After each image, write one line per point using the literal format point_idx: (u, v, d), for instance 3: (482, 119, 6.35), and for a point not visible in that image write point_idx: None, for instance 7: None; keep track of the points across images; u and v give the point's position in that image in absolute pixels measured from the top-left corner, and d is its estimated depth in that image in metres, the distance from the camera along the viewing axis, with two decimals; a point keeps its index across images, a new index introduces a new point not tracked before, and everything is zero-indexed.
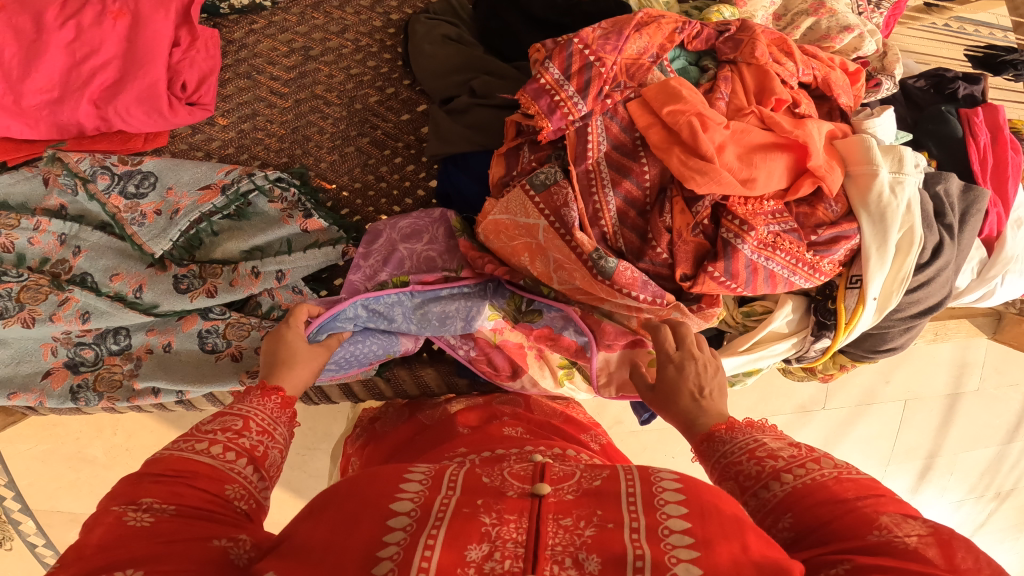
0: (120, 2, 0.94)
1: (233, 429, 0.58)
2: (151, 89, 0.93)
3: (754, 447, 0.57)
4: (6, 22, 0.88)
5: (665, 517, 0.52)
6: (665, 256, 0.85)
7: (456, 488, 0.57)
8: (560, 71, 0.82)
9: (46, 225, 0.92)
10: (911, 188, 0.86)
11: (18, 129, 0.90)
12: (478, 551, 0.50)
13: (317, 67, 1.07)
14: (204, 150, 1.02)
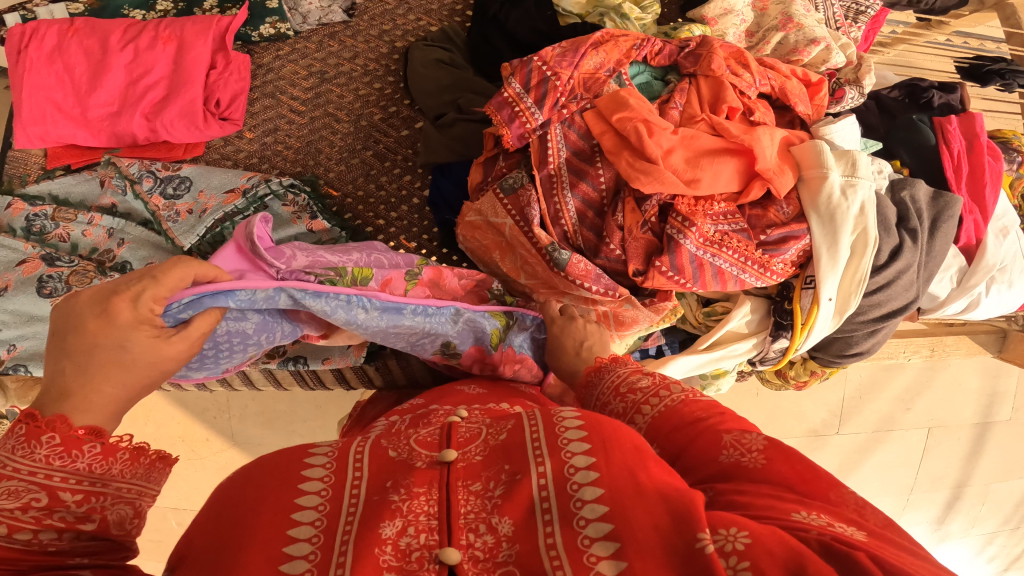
0: (170, 28, 1.01)
1: (38, 502, 0.46)
2: (192, 103, 0.98)
3: (618, 385, 0.68)
4: (79, 45, 0.98)
5: (569, 457, 0.54)
6: (618, 252, 0.90)
7: (362, 466, 0.58)
8: (521, 85, 0.90)
9: (97, 219, 0.95)
10: (864, 191, 0.87)
11: (84, 139, 0.98)
12: (391, 528, 0.51)
13: (330, 88, 1.11)
14: (232, 160, 1.06)
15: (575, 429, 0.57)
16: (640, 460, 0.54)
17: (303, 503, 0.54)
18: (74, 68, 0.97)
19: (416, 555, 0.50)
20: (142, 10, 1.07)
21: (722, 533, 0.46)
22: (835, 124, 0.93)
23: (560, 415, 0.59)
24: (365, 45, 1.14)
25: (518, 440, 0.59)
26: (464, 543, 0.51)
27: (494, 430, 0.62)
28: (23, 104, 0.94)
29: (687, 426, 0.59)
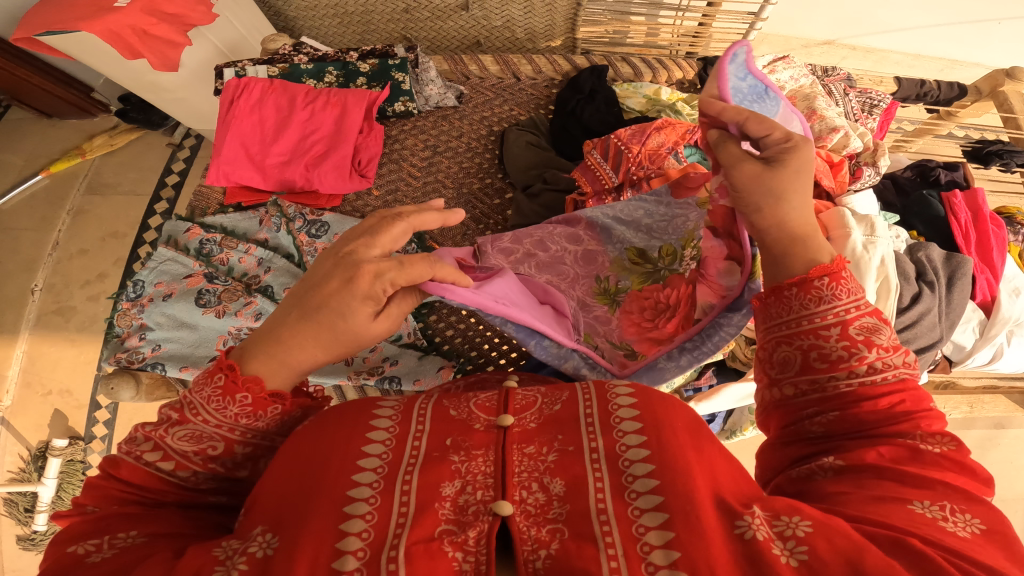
0: (337, 97, 1.31)
1: (206, 448, 0.62)
2: (343, 161, 1.27)
3: (849, 322, 0.61)
4: (274, 103, 1.29)
5: (620, 434, 0.57)
6: None
7: (424, 422, 0.63)
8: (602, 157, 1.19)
9: (252, 250, 1.25)
10: (882, 248, 1.04)
11: (256, 181, 1.27)
12: (451, 487, 0.56)
13: (441, 160, 1.38)
14: (360, 212, 1.31)
15: (627, 405, 0.60)
16: (699, 450, 0.56)
17: (365, 463, 0.58)
18: (265, 120, 1.28)
19: (472, 509, 0.54)
20: (314, 79, 1.38)
21: (787, 520, 0.50)
22: (854, 195, 1.20)
23: (612, 390, 0.62)
24: (471, 131, 1.43)
25: (572, 414, 0.62)
26: (517, 498, 0.55)
27: (549, 400, 0.65)
28: (223, 145, 1.24)
29: (869, 406, 0.59)
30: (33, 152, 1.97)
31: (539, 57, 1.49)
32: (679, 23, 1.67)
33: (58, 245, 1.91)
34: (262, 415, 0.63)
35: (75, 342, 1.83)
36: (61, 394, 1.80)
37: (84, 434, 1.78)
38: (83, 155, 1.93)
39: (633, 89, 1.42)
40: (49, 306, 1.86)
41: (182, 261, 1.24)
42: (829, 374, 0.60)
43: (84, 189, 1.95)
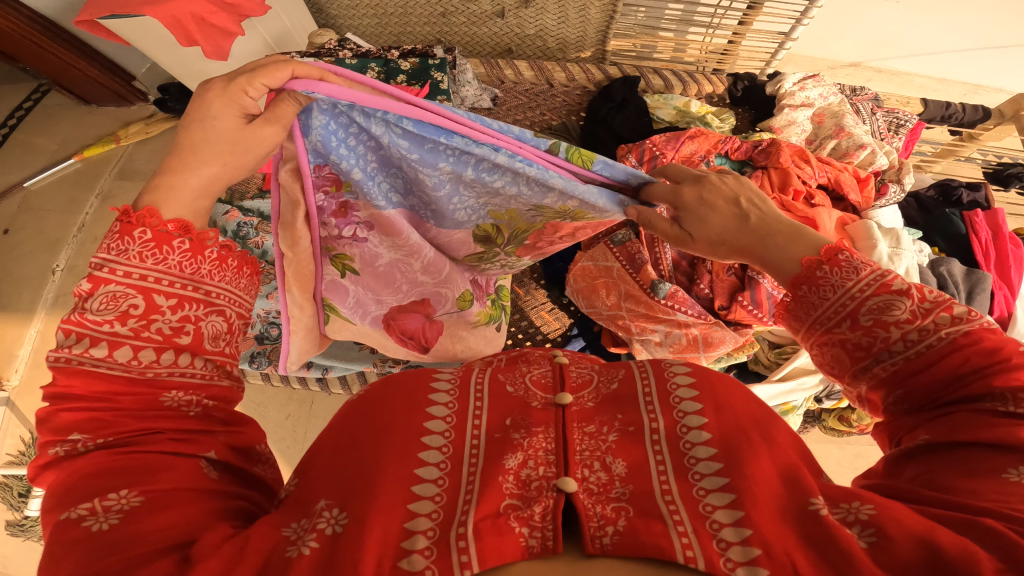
0: None
1: (130, 313, 0.57)
2: None
3: (858, 313, 0.60)
4: None
5: (682, 416, 0.60)
6: (706, 291, 1.12)
7: (483, 398, 0.65)
8: (636, 160, 1.19)
9: None
10: (909, 260, 1.08)
11: None
12: (515, 460, 0.57)
13: None
14: None
15: (685, 386, 0.63)
16: (757, 433, 0.59)
17: (429, 433, 0.61)
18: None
19: (535, 484, 0.56)
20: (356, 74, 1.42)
21: (847, 507, 0.52)
22: (881, 209, 1.23)
23: (670, 369, 0.66)
24: None
25: (630, 393, 0.65)
26: (579, 476, 0.57)
27: (605, 379, 0.69)
28: None
29: (924, 379, 0.57)
30: (68, 135, 1.91)
31: (574, 66, 1.53)
32: (709, 40, 1.73)
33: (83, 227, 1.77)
34: (171, 250, 0.59)
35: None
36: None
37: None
38: (117, 142, 1.83)
39: (664, 101, 1.46)
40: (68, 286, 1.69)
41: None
42: (872, 361, 0.60)
43: (115, 172, 1.84)
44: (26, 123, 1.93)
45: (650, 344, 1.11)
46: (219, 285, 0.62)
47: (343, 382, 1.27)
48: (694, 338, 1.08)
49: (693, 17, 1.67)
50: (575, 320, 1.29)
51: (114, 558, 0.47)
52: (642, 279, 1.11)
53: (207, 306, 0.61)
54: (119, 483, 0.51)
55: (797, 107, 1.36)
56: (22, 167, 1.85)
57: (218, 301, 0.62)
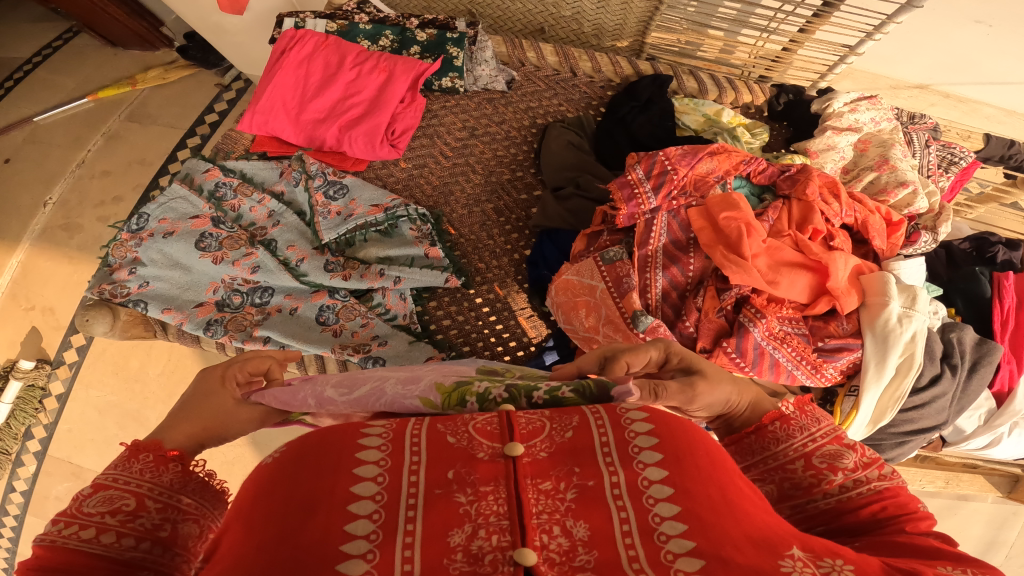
0: (386, 62, 1.25)
1: (123, 509, 0.56)
2: (376, 129, 1.20)
3: (810, 453, 0.65)
4: (323, 57, 1.24)
5: (642, 468, 0.54)
6: (691, 330, 1.01)
7: (418, 447, 0.57)
8: (644, 172, 1.01)
9: (266, 201, 1.19)
10: (918, 323, 1.04)
11: (290, 134, 1.22)
12: (461, 534, 0.50)
13: (477, 143, 1.30)
14: (383, 181, 1.26)
15: (644, 433, 0.57)
16: (717, 485, 0.54)
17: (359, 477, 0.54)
18: (311, 75, 1.23)
19: (487, 558, 0.49)
20: (369, 41, 1.33)
21: (828, 563, 0.51)
22: (904, 261, 1.11)
23: (625, 413, 0.59)
24: (513, 119, 1.33)
25: (586, 443, 0.57)
26: (538, 544, 0.50)
27: (557, 426, 0.60)
28: (264, 94, 1.19)
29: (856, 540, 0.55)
30: (87, 77, 1.80)
31: (602, 55, 1.39)
32: (761, 43, 1.56)
33: (84, 164, 1.70)
34: (165, 468, 0.61)
35: (73, 260, 1.64)
36: (44, 312, 1.63)
37: (53, 358, 1.62)
38: (133, 85, 1.74)
39: (693, 106, 1.31)
40: (58, 220, 1.66)
41: (192, 201, 1.14)
42: (806, 499, 0.64)
43: (125, 114, 1.74)
44: (52, 62, 1.83)
45: None
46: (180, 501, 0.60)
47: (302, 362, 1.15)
48: None
49: (749, 19, 1.49)
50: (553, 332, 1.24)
51: None
52: (625, 307, 1.02)
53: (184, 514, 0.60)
54: None
55: (842, 131, 1.22)
56: (36, 101, 1.77)
57: (196, 509, 0.61)
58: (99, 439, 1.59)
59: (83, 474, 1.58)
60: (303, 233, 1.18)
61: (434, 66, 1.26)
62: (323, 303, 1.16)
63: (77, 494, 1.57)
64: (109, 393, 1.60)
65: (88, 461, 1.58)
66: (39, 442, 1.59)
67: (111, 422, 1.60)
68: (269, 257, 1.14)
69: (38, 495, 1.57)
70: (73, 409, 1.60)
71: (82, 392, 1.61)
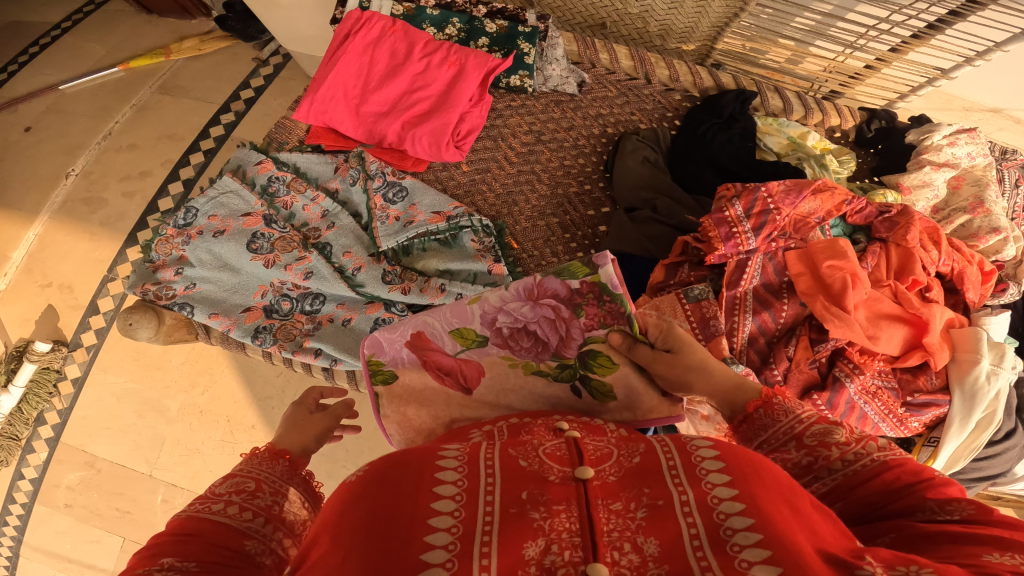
0: (457, 54, 1.12)
1: (246, 489, 0.61)
2: (442, 130, 1.09)
3: (801, 433, 0.57)
4: (390, 44, 1.12)
5: (710, 487, 0.48)
6: (778, 378, 0.97)
7: (494, 471, 0.52)
8: (743, 210, 0.95)
9: (320, 199, 1.10)
10: (1003, 381, 0.98)
11: (348, 127, 1.11)
12: (535, 547, 0.45)
13: (542, 150, 1.19)
14: (443, 184, 1.15)
15: (711, 457, 0.50)
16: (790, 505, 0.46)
17: (439, 505, 0.49)
18: (375, 64, 1.12)
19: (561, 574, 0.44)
20: (434, 28, 1.22)
21: (903, 571, 0.41)
22: (994, 316, 1.05)
23: (692, 442, 0.53)
24: (581, 125, 1.22)
25: (654, 465, 0.52)
26: (609, 561, 0.45)
27: (627, 452, 0.56)
28: (324, 82, 1.08)
29: None
30: (118, 44, 1.68)
31: (681, 63, 1.26)
32: (841, 59, 1.47)
33: (111, 135, 1.60)
34: (276, 461, 0.68)
35: (95, 238, 1.56)
36: (61, 289, 1.54)
37: (70, 340, 1.53)
38: (166, 55, 1.64)
39: (778, 128, 1.21)
40: (79, 194, 1.57)
41: (243, 197, 1.06)
42: (808, 478, 0.55)
43: (156, 86, 1.64)
44: (86, 27, 1.71)
45: (696, 416, 1.03)
46: (290, 490, 0.65)
47: (351, 376, 1.08)
48: None
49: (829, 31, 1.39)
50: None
51: None
52: (713, 352, 0.96)
53: (290, 502, 0.64)
54: (175, 558, 0.52)
55: (939, 167, 1.15)
56: (60, 65, 1.66)
57: (300, 507, 0.66)
58: (116, 427, 1.52)
59: (98, 463, 1.52)
60: (360, 239, 1.09)
61: (507, 64, 1.13)
62: (377, 316, 1.06)
63: (90, 483, 1.52)
64: (127, 380, 1.53)
65: (105, 448, 1.52)
66: (53, 427, 1.53)
67: (128, 410, 1.53)
68: (323, 263, 1.05)
69: (48, 483, 1.52)
70: (89, 395, 1.53)
71: (99, 377, 1.53)
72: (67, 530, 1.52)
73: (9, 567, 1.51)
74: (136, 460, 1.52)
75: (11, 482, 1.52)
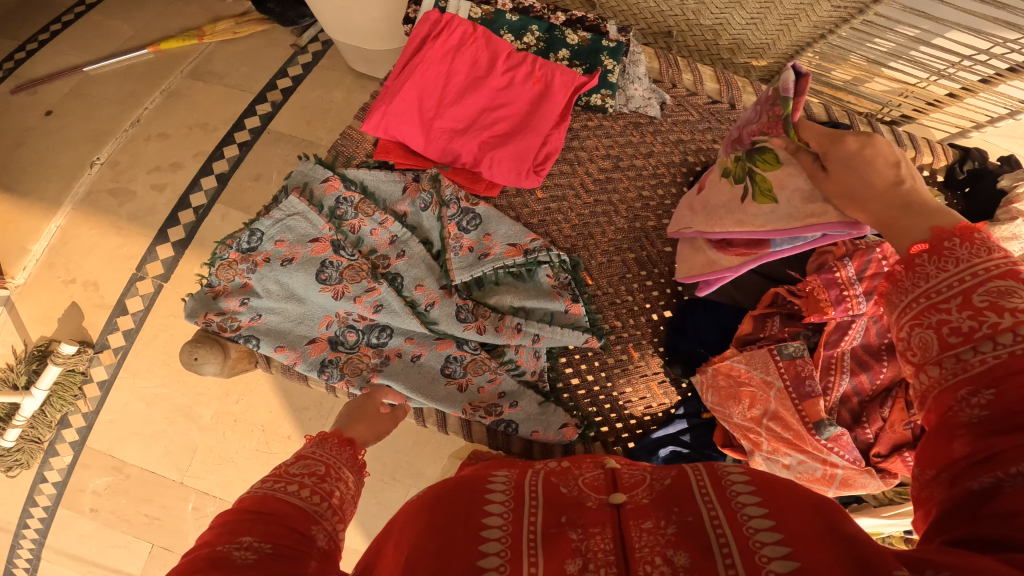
0: (544, 69, 1.01)
1: (316, 474, 0.70)
2: (524, 155, 1.00)
3: (970, 289, 0.49)
4: (471, 52, 1.01)
5: (741, 504, 0.51)
6: (869, 436, 1.02)
7: (538, 499, 0.61)
8: (855, 271, 0.91)
9: (389, 223, 1.01)
10: None
11: (420, 143, 1.01)
12: (574, 564, 0.52)
13: (621, 177, 1.11)
14: (515, 212, 1.07)
15: (743, 482, 0.54)
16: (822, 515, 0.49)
17: (489, 522, 0.56)
18: (454, 74, 1.01)
19: None
20: (512, 36, 1.10)
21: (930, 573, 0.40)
22: None
23: (725, 469, 0.58)
24: (661, 152, 1.13)
25: (683, 486, 0.58)
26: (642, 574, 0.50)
27: (656, 478, 0.64)
28: (398, 93, 0.98)
29: None
30: (148, 24, 1.60)
31: (771, 90, 1.17)
32: (922, 85, 1.36)
33: (139, 123, 1.52)
34: (339, 447, 0.78)
35: (122, 231, 1.47)
36: (85, 286, 1.46)
37: (95, 341, 1.45)
38: (200, 37, 1.56)
39: None
40: (105, 183, 1.48)
41: (310, 219, 0.97)
42: (967, 349, 0.47)
43: (188, 71, 1.56)
44: (106, 4, 1.63)
45: (776, 465, 1.00)
46: (342, 487, 0.72)
47: (419, 412, 1.05)
48: (832, 475, 0.97)
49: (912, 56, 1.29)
50: (682, 399, 1.17)
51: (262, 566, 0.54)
52: (806, 410, 0.97)
53: (344, 486, 0.72)
54: (246, 529, 0.58)
55: None
56: (85, 45, 1.57)
57: (350, 492, 0.73)
58: (146, 433, 1.46)
59: (127, 469, 1.47)
60: (432, 270, 1.01)
61: (594, 83, 1.03)
62: (449, 353, 1.03)
63: (117, 488, 1.47)
64: (158, 384, 1.46)
65: (134, 454, 1.46)
66: (79, 430, 1.47)
67: (158, 416, 1.47)
68: (393, 295, 0.97)
69: (72, 487, 1.46)
70: (117, 398, 1.46)
71: (128, 380, 1.46)
72: (91, 535, 1.47)
73: (31, 569, 1.47)
74: (167, 467, 1.47)
75: (32, 485, 1.46)
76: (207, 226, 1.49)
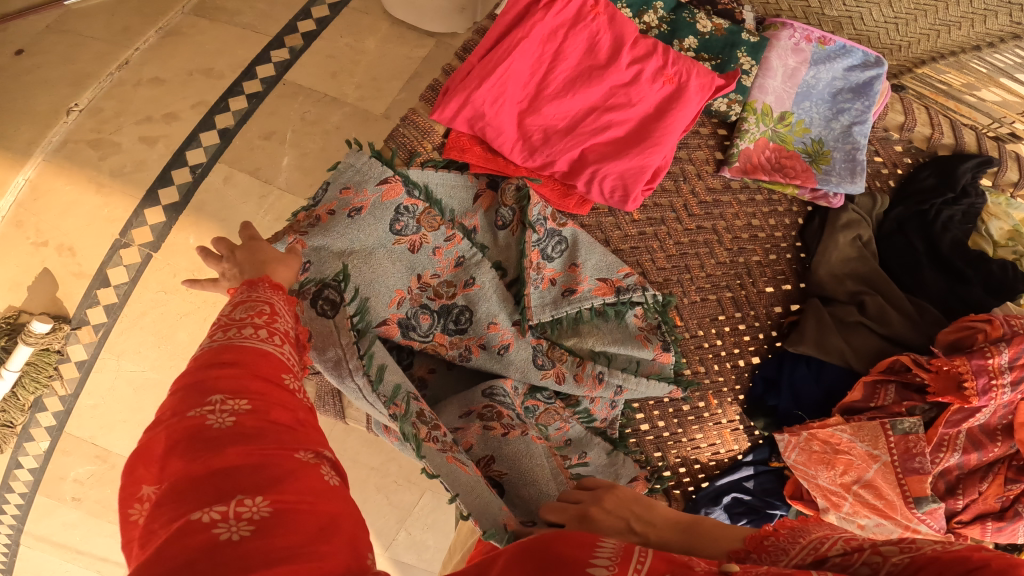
0: (677, 66, 0.81)
1: (265, 315, 0.56)
2: (638, 171, 0.82)
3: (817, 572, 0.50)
4: (589, 33, 0.80)
5: None
6: (959, 506, 0.86)
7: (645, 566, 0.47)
8: (1009, 359, 0.80)
9: (456, 242, 0.82)
10: None
11: (508, 142, 0.81)
12: None
13: (730, 202, 0.96)
14: (606, 235, 0.91)
15: None
16: None
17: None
18: (560, 59, 0.80)
19: None
20: (631, 11, 0.91)
21: None
22: None
23: None
24: None
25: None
26: None
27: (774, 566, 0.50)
28: (489, 77, 0.77)
29: None
30: None
31: (920, 109, 1.00)
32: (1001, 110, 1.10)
33: (128, 66, 1.31)
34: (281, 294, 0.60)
35: (104, 190, 1.25)
36: (61, 251, 1.24)
37: (72, 317, 1.24)
38: None
39: (1005, 210, 0.99)
40: (85, 133, 1.27)
41: (372, 259, 0.78)
42: None
43: (190, 7, 1.35)
44: None
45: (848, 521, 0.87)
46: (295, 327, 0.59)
47: None
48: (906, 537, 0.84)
49: None
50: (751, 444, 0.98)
51: (241, 447, 0.45)
52: (909, 485, 0.82)
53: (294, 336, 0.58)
54: (221, 395, 0.49)
55: None
56: None
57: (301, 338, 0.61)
58: (132, 423, 1.28)
59: (111, 459, 1.28)
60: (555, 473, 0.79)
61: (732, 86, 0.85)
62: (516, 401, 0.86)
63: (103, 477, 1.28)
64: (146, 368, 1.26)
65: (119, 445, 1.27)
66: (55, 414, 1.27)
67: (147, 404, 1.28)
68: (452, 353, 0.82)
69: (52, 475, 1.27)
70: (99, 382, 1.26)
71: (111, 362, 1.26)
72: (76, 522, 1.29)
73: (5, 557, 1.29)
74: None
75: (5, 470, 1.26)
76: (207, 188, 1.27)
